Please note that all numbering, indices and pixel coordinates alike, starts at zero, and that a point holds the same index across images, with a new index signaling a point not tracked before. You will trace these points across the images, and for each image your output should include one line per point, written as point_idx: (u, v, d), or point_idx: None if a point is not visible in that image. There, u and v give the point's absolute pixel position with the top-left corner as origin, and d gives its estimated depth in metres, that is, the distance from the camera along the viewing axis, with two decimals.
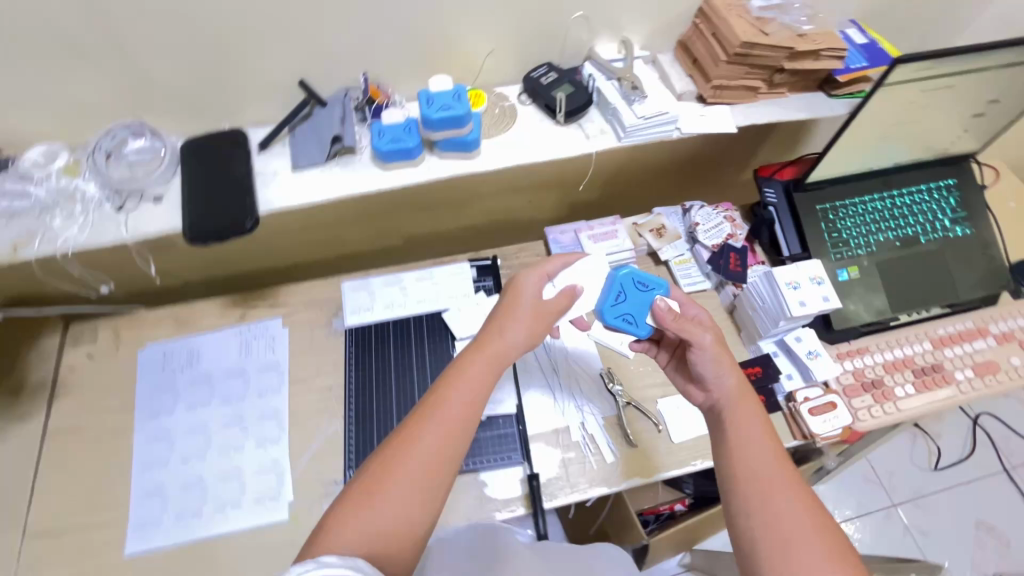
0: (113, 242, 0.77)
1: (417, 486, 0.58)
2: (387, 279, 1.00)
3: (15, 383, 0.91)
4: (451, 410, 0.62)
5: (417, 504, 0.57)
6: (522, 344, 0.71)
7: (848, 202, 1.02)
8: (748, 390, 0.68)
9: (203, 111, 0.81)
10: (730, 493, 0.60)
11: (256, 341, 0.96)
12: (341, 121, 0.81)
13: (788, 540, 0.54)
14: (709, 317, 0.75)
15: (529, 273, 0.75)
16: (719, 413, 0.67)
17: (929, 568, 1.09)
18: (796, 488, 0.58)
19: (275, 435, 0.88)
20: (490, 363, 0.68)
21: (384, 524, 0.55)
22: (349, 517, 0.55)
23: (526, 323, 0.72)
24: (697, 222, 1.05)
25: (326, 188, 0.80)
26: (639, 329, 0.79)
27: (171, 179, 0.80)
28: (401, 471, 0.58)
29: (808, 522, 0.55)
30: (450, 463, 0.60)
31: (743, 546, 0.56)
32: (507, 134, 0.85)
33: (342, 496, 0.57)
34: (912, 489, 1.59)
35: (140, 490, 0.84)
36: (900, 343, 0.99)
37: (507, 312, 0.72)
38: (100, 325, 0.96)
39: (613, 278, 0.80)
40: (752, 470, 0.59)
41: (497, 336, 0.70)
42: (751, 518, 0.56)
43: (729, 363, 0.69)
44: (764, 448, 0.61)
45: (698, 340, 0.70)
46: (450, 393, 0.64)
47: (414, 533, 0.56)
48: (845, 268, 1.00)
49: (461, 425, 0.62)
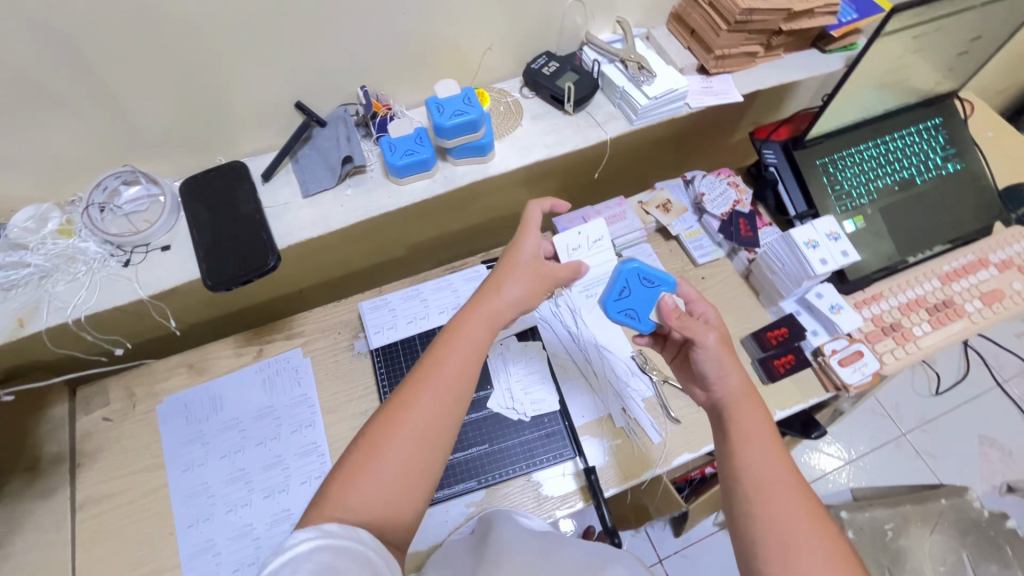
0: (127, 300, 0.73)
1: (414, 453, 0.57)
2: (404, 293, 0.98)
3: (29, 458, 0.85)
4: (449, 374, 0.61)
5: (411, 474, 0.56)
6: (518, 301, 0.68)
7: (846, 153, 1.03)
8: (750, 390, 0.67)
9: (194, 145, 0.77)
10: (731, 492, 0.61)
11: (280, 377, 0.92)
12: (347, 140, 0.77)
13: (791, 544, 0.54)
14: (717, 316, 0.73)
15: (525, 232, 0.71)
16: (721, 412, 0.67)
17: (956, 491, 1.14)
18: (797, 492, 0.58)
19: (319, 469, 0.86)
20: (485, 324, 0.66)
21: (380, 492, 0.54)
22: (343, 485, 0.54)
23: (522, 278, 0.69)
24: (703, 193, 1.05)
25: (339, 210, 0.77)
26: (642, 324, 0.78)
27: (174, 224, 0.76)
28: (397, 437, 0.57)
29: (810, 527, 0.55)
30: (447, 428, 0.59)
31: (744, 545, 0.57)
32: (516, 131, 0.83)
33: (336, 469, 0.56)
34: (918, 416, 1.66)
35: (189, 549, 0.80)
36: (911, 284, 1.02)
37: (504, 269, 0.69)
38: (110, 386, 0.91)
39: (617, 271, 0.78)
40: (754, 470, 0.60)
41: (493, 294, 0.67)
42: (752, 519, 0.57)
43: (733, 364, 0.68)
44: (766, 448, 0.62)
45: (704, 338, 0.69)
46: (448, 358, 0.62)
47: (410, 501, 0.56)
48: (851, 219, 1.02)
49: (459, 390, 0.61)
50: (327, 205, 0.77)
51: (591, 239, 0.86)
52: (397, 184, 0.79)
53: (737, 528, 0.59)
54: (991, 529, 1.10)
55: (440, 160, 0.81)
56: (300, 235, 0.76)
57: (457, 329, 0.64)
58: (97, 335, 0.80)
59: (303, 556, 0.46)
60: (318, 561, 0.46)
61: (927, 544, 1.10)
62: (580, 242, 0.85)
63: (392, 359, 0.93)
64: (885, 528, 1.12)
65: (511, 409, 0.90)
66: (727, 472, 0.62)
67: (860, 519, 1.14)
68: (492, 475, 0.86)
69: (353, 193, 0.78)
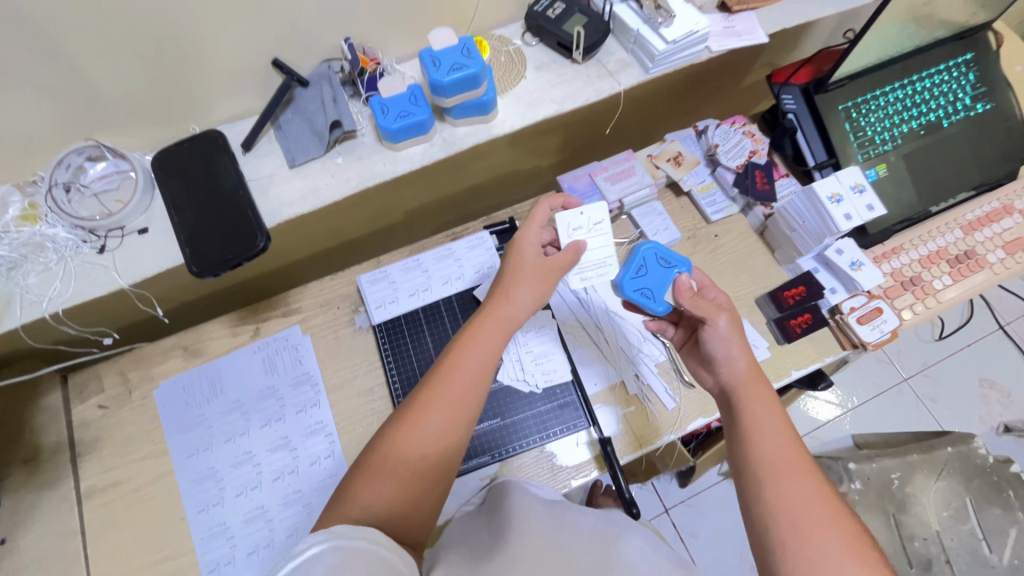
0: (106, 290, 0.67)
1: (431, 453, 0.57)
2: (404, 264, 0.93)
3: (28, 449, 0.83)
4: (466, 376, 0.60)
5: (425, 475, 0.56)
6: (532, 303, 0.67)
7: (870, 96, 0.96)
8: (759, 374, 0.65)
9: (165, 112, 0.69)
10: (744, 478, 0.60)
11: (280, 356, 0.89)
12: (332, 102, 0.71)
13: (802, 526, 0.54)
14: (728, 299, 0.69)
15: (528, 226, 0.70)
16: (728, 397, 0.65)
17: (962, 439, 1.15)
18: (809, 476, 0.57)
19: (327, 448, 0.84)
20: (498, 330, 0.65)
21: (395, 496, 0.54)
22: (363, 486, 0.54)
23: (533, 282, 0.67)
24: (717, 143, 0.98)
25: (330, 182, 0.71)
26: (655, 305, 0.75)
27: (150, 203, 0.69)
28: (416, 438, 0.57)
29: (821, 509, 0.55)
30: (464, 429, 0.59)
31: (757, 529, 0.57)
32: (520, 84, 0.76)
33: (353, 471, 0.57)
34: (920, 360, 1.67)
35: (203, 533, 0.80)
36: (933, 235, 0.97)
37: (512, 273, 0.68)
38: (103, 372, 0.87)
39: (636, 250, 0.77)
40: (764, 454, 0.59)
41: (503, 300, 0.66)
42: (765, 504, 0.56)
43: (743, 344, 0.66)
44: (778, 432, 0.60)
45: (716, 320, 0.66)
46: (465, 360, 0.61)
47: (427, 500, 0.56)
48: (874, 168, 0.96)
49: (476, 392, 0.60)
50: (316, 175, 0.71)
51: (593, 224, 0.77)
52: (392, 150, 0.72)
53: (748, 510, 0.58)
54: (995, 474, 1.11)
55: (438, 122, 0.74)
56: (289, 210, 0.70)
57: (474, 332, 0.63)
58: (80, 329, 0.77)
59: (314, 559, 0.43)
60: (331, 563, 0.43)
61: (932, 492, 1.12)
62: (582, 223, 0.76)
63: (396, 334, 0.89)
64: (891, 478, 1.14)
65: (522, 381, 0.87)
66: (737, 456, 0.61)
67: (867, 470, 1.16)
68: (505, 450, 0.84)
69: (345, 161, 0.72)
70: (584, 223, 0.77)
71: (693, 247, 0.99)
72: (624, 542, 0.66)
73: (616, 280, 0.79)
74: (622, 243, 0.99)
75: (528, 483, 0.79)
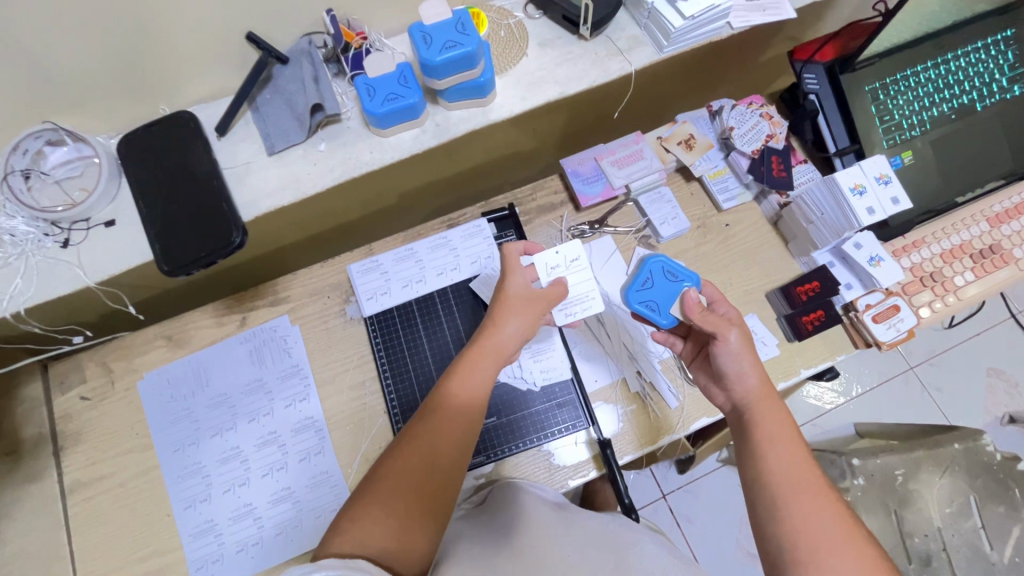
0: (72, 288, 0.63)
1: (424, 482, 0.58)
2: (396, 253, 0.88)
3: (9, 441, 0.80)
4: (456, 407, 0.62)
5: (421, 508, 0.56)
6: (524, 330, 0.67)
7: (900, 76, 0.89)
8: (770, 389, 0.63)
9: (134, 90, 0.64)
10: (757, 496, 0.56)
11: (268, 348, 0.85)
12: (314, 82, 0.64)
13: (820, 548, 0.51)
14: (737, 313, 0.67)
15: (507, 270, 0.68)
16: (742, 413, 0.62)
17: (969, 436, 1.12)
18: (826, 496, 0.54)
19: (317, 444, 0.81)
20: (488, 360, 0.65)
21: (392, 532, 0.54)
22: (358, 519, 0.54)
23: (523, 312, 0.67)
24: (732, 126, 0.91)
25: (313, 170, 0.66)
26: (660, 317, 0.73)
27: (116, 193, 0.65)
28: (408, 468, 0.58)
29: (840, 531, 0.51)
30: (456, 456, 0.60)
31: (770, 547, 0.53)
32: (520, 63, 0.70)
33: (349, 507, 0.56)
34: (928, 348, 1.53)
35: (190, 530, 0.78)
36: (957, 227, 0.91)
37: (502, 302, 0.67)
38: (85, 362, 0.84)
39: (643, 262, 0.75)
40: (779, 471, 0.56)
41: (492, 330, 0.66)
42: (779, 522, 0.53)
43: (753, 360, 0.64)
44: (794, 450, 0.57)
45: (726, 335, 0.64)
46: (455, 391, 0.63)
47: (423, 528, 0.56)
48: (899, 155, 0.89)
49: (466, 421, 0.62)
50: (298, 163, 0.66)
51: (569, 261, 0.74)
52: (380, 136, 0.66)
53: (760, 528, 0.55)
54: (1001, 472, 1.09)
55: (430, 105, 0.68)
56: (268, 201, 0.65)
57: (464, 364, 0.64)
58: (45, 327, 0.74)
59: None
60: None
61: (935, 488, 1.10)
62: (559, 261, 0.73)
63: (388, 327, 0.85)
64: (895, 473, 1.12)
65: (520, 379, 0.84)
66: (750, 470, 0.58)
67: (871, 466, 1.13)
68: (501, 450, 0.82)
69: (328, 148, 0.66)
70: (563, 261, 0.74)
71: (702, 237, 0.94)
72: (632, 553, 0.63)
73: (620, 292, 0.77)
74: (627, 231, 0.93)
75: (529, 484, 0.77)
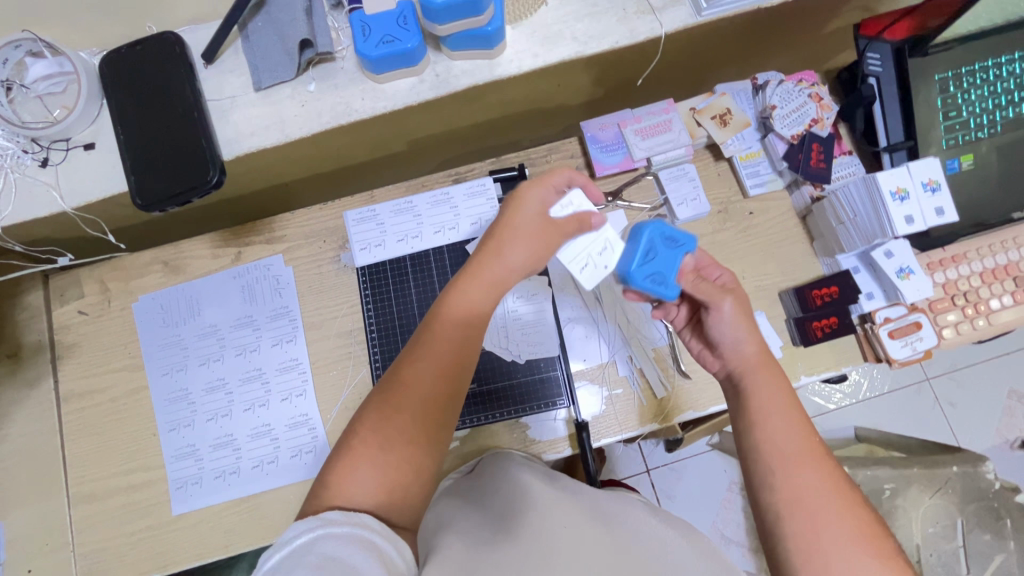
0: (50, 211, 0.63)
1: (416, 428, 0.54)
2: (396, 204, 0.84)
3: (11, 345, 0.84)
4: (444, 347, 0.58)
5: (415, 451, 0.54)
6: (523, 267, 0.63)
7: (978, 67, 0.79)
8: (768, 358, 0.60)
9: (121, 5, 0.60)
10: (752, 467, 0.55)
11: (258, 284, 0.84)
12: (306, 16, 0.60)
13: (816, 518, 0.49)
14: (734, 278, 0.64)
15: (532, 184, 0.65)
16: (737, 382, 0.60)
17: (972, 461, 1.06)
18: (822, 465, 0.52)
19: (299, 386, 0.82)
20: (489, 291, 0.61)
21: (383, 476, 0.51)
22: (345, 469, 0.52)
23: (530, 242, 0.62)
24: (774, 105, 0.82)
25: (300, 110, 0.62)
26: (667, 291, 0.62)
27: (96, 114, 0.63)
28: (397, 414, 0.54)
29: (834, 501, 0.50)
30: (447, 405, 0.57)
31: (766, 526, 0.52)
32: (539, 14, 0.63)
33: (336, 456, 0.53)
34: (949, 362, 1.43)
35: (172, 451, 0.81)
36: (1005, 245, 0.82)
37: (506, 229, 0.63)
38: (83, 277, 0.85)
39: (640, 230, 0.63)
40: (777, 442, 0.54)
41: (496, 260, 0.61)
42: (773, 492, 0.52)
43: (749, 326, 0.61)
44: (790, 418, 0.55)
45: (720, 305, 0.61)
46: (442, 333, 0.58)
47: (419, 472, 0.54)
48: (957, 158, 0.80)
49: (458, 363, 0.58)
50: (284, 102, 0.62)
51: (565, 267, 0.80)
52: (375, 82, 0.62)
53: (756, 498, 0.54)
54: (995, 501, 1.05)
55: (433, 52, 0.62)
56: (251, 140, 0.62)
57: (459, 294, 0.60)
58: (27, 244, 0.76)
59: (303, 549, 0.42)
60: (321, 551, 0.42)
61: (922, 507, 1.07)
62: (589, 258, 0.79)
63: (379, 280, 0.83)
64: (884, 487, 1.09)
65: (505, 350, 0.83)
66: (746, 442, 0.56)
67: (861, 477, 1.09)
68: (479, 416, 0.81)
69: (318, 90, 0.62)
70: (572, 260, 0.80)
71: (722, 223, 0.87)
72: (627, 515, 0.62)
73: (617, 268, 0.65)
74: (641, 208, 0.87)
75: (517, 453, 0.78)
